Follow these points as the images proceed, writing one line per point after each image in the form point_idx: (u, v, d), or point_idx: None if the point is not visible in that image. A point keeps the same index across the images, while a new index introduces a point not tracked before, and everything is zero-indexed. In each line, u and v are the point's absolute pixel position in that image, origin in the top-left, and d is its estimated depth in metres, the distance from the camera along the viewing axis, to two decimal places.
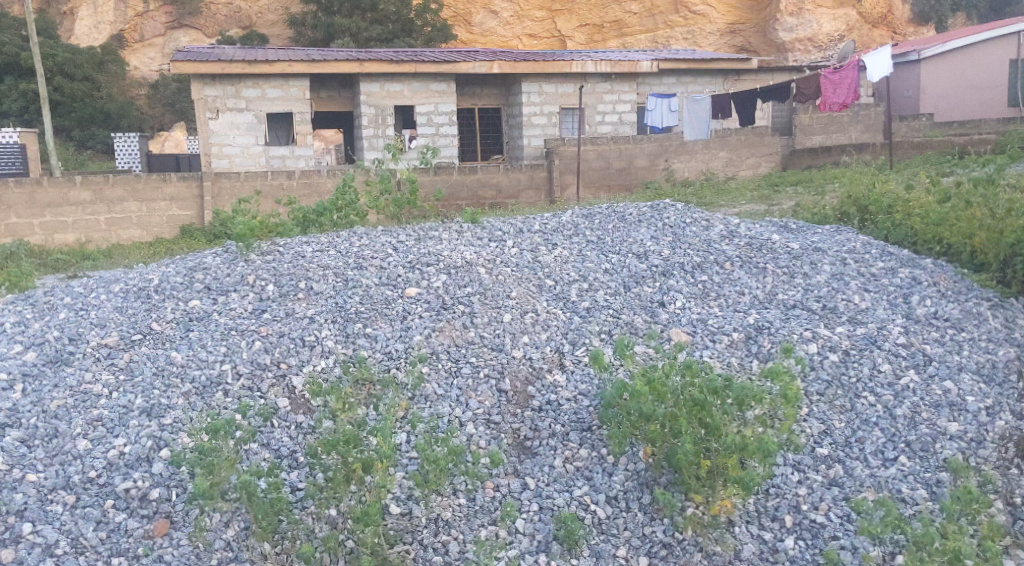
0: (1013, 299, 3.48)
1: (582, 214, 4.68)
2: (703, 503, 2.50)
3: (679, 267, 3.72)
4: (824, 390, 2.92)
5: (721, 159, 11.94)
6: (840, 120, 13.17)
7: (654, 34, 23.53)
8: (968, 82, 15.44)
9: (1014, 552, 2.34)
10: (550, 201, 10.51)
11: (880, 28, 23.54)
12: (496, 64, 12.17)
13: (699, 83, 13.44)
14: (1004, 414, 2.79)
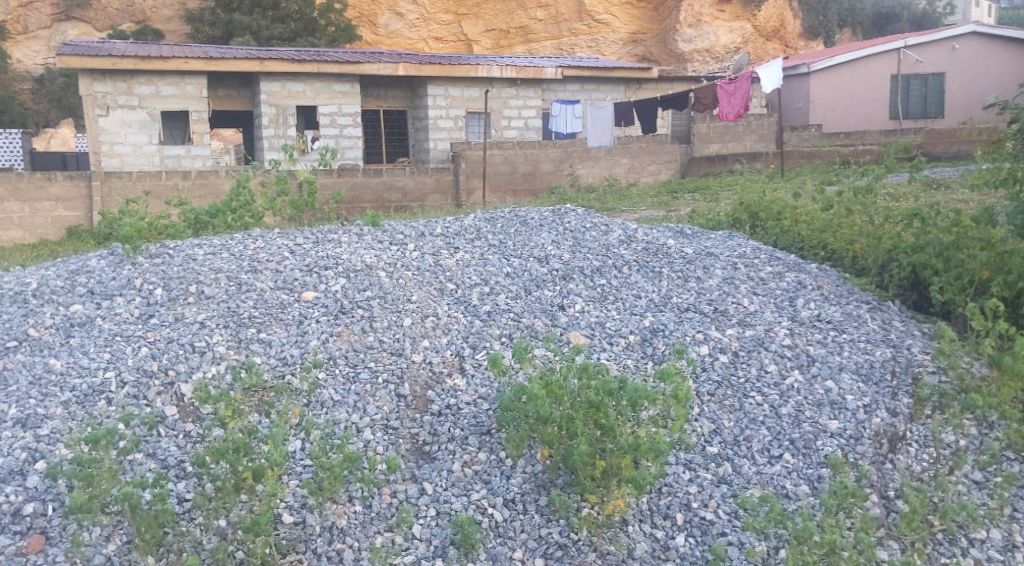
0: (890, 301, 3.63)
1: (485, 218, 4.68)
2: (597, 503, 2.53)
3: (578, 271, 3.78)
4: (715, 390, 3.01)
5: (623, 165, 12.01)
6: (736, 129, 13.38)
7: (559, 42, 24.07)
8: (853, 94, 16.23)
9: (887, 542, 2.46)
10: (455, 205, 10.48)
11: (773, 41, 24.11)
12: (401, 66, 12.14)
13: (601, 91, 13.78)
14: (880, 411, 2.91)
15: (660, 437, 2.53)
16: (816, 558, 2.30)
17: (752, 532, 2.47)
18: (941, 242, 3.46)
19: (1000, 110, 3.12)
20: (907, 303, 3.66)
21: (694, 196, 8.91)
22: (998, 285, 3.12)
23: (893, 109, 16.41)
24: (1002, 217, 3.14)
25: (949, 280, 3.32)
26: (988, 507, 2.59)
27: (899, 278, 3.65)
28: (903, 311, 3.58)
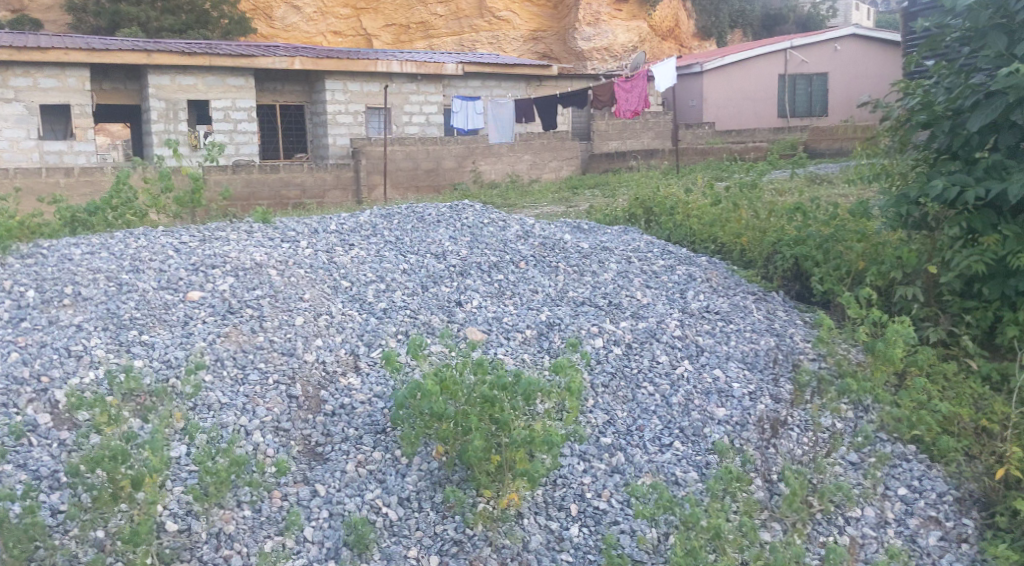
0: (775, 292, 3.75)
1: (381, 214, 4.65)
2: (492, 498, 2.54)
3: (476, 266, 3.78)
4: (608, 382, 3.05)
5: (525, 162, 12.20)
6: (633, 126, 13.93)
7: (461, 38, 24.18)
8: (743, 93, 16.79)
9: (770, 525, 2.55)
10: (356, 202, 10.35)
11: (670, 40, 24.74)
12: (297, 60, 11.98)
13: (503, 88, 13.91)
14: (764, 398, 3.01)
15: (554, 429, 2.56)
16: (703, 543, 2.36)
17: (643, 521, 2.51)
18: (821, 235, 3.67)
19: (873, 108, 3.30)
20: (791, 294, 3.76)
21: (594, 192, 9.03)
22: (872, 275, 3.30)
23: (780, 107, 17.06)
24: (876, 210, 3.31)
25: (829, 271, 3.47)
26: (863, 486, 2.71)
27: (784, 269, 3.77)
28: (787, 301, 3.69)
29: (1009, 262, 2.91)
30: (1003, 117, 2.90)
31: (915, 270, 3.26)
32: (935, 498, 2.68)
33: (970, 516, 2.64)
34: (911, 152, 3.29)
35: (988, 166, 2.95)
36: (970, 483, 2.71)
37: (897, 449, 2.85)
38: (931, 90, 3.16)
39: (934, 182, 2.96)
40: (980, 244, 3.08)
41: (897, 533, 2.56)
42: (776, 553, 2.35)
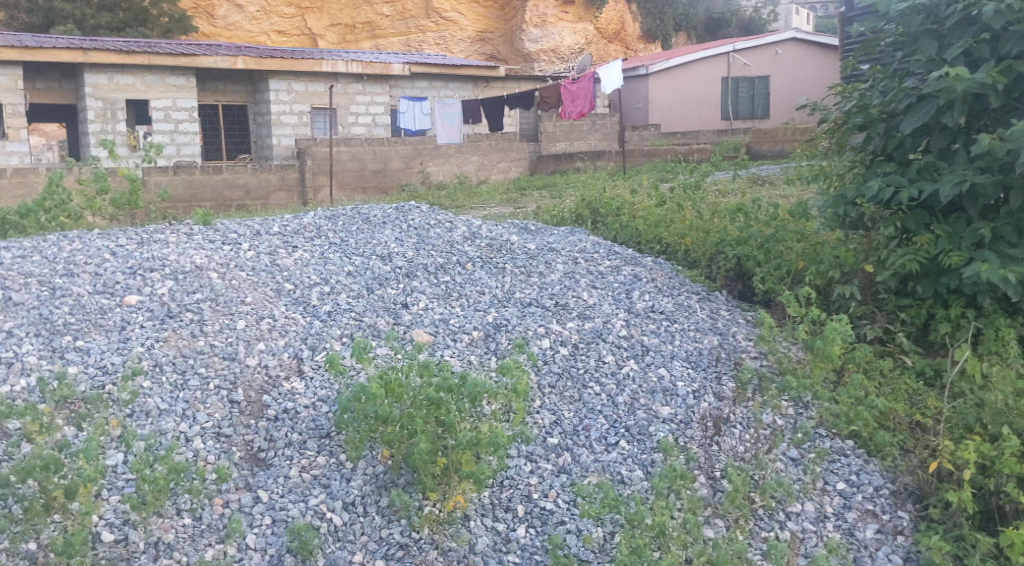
0: (719, 291, 3.80)
1: (325, 216, 4.62)
2: (438, 500, 2.52)
3: (422, 267, 3.76)
4: (555, 382, 3.07)
5: (473, 163, 12.16)
6: (581, 128, 14.16)
7: (407, 38, 24.16)
8: (688, 96, 16.99)
9: (713, 521, 2.58)
10: (301, 204, 10.14)
11: (614, 43, 24.37)
12: (240, 60, 11.83)
13: (450, 89, 13.89)
14: (708, 396, 3.05)
15: (501, 431, 2.56)
16: (648, 540, 2.38)
17: (588, 520, 2.52)
18: (762, 235, 3.73)
19: (811, 111, 3.36)
20: (733, 293, 3.81)
21: (541, 194, 9.07)
22: (811, 274, 3.37)
23: (724, 110, 17.30)
24: (815, 211, 3.38)
25: (770, 270, 3.54)
26: (803, 481, 2.76)
27: (727, 268, 3.82)
28: (730, 300, 3.75)
29: (941, 261, 3.00)
30: (934, 120, 3.00)
31: (852, 269, 3.34)
32: (871, 491, 2.74)
33: (906, 509, 2.71)
34: (848, 153, 3.37)
35: (921, 167, 3.04)
36: (904, 477, 2.80)
37: (836, 445, 2.91)
38: (866, 92, 3.25)
39: (871, 183, 3.02)
40: (913, 243, 3.17)
41: (836, 526, 2.62)
42: (719, 549, 2.38)
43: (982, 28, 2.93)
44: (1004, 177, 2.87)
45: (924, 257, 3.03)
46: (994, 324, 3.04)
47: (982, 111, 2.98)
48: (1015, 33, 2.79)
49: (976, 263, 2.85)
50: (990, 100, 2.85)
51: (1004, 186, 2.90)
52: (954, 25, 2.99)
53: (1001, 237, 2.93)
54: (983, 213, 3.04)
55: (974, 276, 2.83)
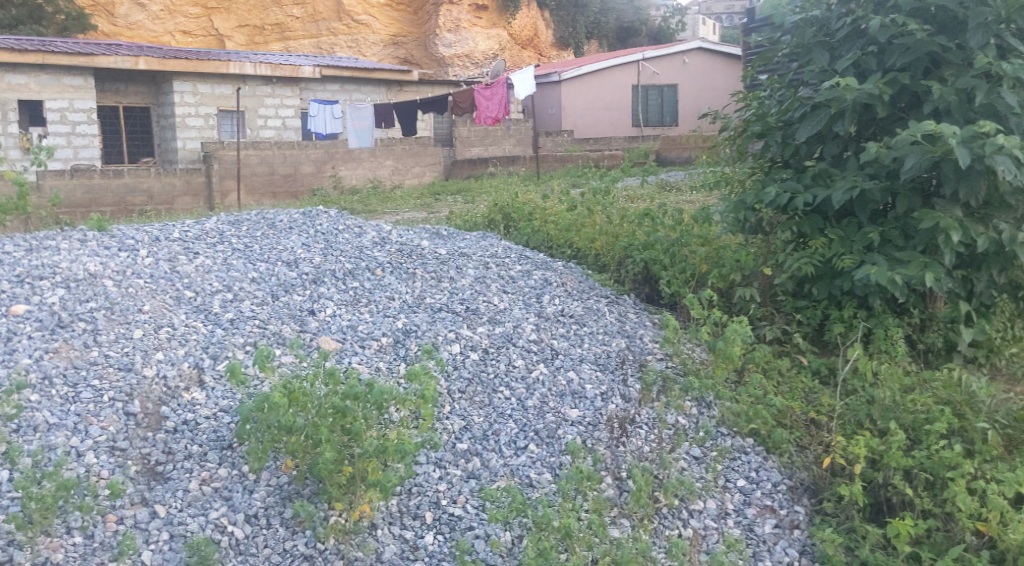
0: (627, 295, 3.87)
1: (229, 221, 4.55)
2: (344, 510, 2.47)
3: (329, 273, 3.73)
4: (465, 388, 3.06)
5: (387, 168, 12.08)
6: (495, 133, 14.32)
7: (318, 40, 23.95)
8: (600, 102, 17.23)
9: (619, 521, 2.62)
10: (207, 209, 9.90)
11: (529, 49, 24.48)
12: (141, 60, 11.36)
13: (362, 92, 13.73)
14: (615, 398, 3.10)
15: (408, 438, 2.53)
16: (555, 543, 2.40)
17: (496, 524, 2.52)
18: (667, 240, 3.86)
19: (713, 119, 3.47)
20: (641, 296, 3.89)
21: (455, 198, 9.09)
22: (714, 278, 3.47)
23: (636, 117, 17.59)
24: (717, 215, 3.49)
25: (675, 274, 3.64)
26: (705, 479, 2.83)
27: (634, 271, 3.90)
28: (638, 304, 3.82)
29: (834, 263, 3.12)
30: (827, 128, 3.12)
31: (752, 272, 3.46)
32: (770, 487, 2.84)
33: (801, 504, 2.81)
34: (748, 160, 3.50)
35: (814, 174, 3.16)
36: (801, 472, 2.89)
37: (736, 443, 2.99)
38: (764, 101, 3.38)
39: (768, 190, 3.13)
40: (809, 247, 3.29)
41: (736, 522, 2.70)
42: (623, 549, 2.41)
43: (869, 41, 3.06)
44: (890, 183, 3.02)
45: (819, 260, 3.15)
46: (883, 324, 3.18)
47: (869, 120, 3.13)
48: (897, 47, 2.92)
49: (866, 265, 2.96)
50: (876, 110, 2.99)
51: (891, 191, 3.05)
52: (844, 39, 3.11)
53: (888, 241, 3.07)
54: (872, 219, 3.19)
55: (865, 278, 2.95)
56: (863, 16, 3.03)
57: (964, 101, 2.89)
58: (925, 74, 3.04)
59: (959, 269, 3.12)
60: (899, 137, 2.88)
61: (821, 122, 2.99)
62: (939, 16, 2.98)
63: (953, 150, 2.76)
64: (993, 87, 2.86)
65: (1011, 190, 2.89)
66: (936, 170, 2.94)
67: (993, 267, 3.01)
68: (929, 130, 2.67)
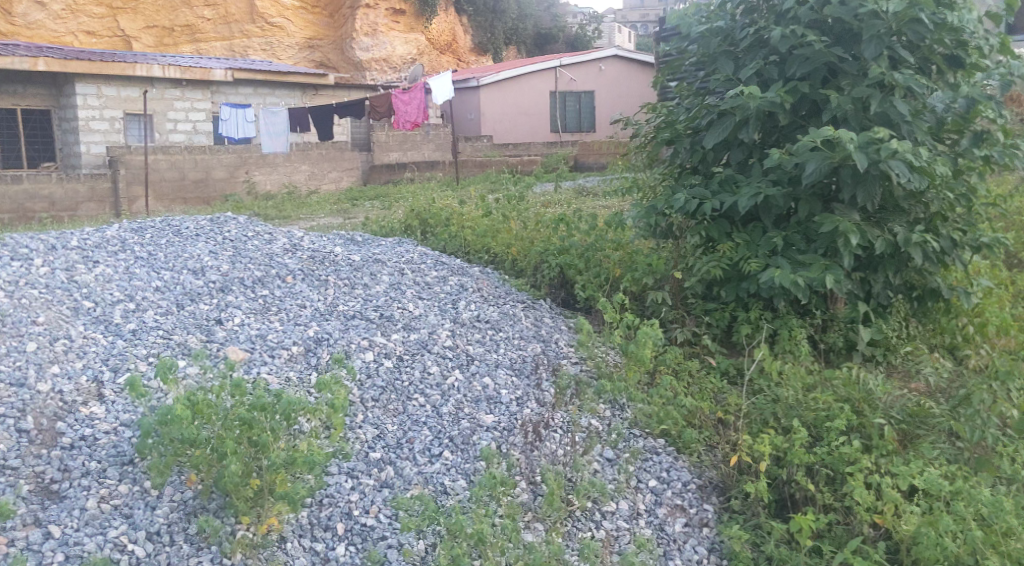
0: (543, 299, 3.91)
1: (131, 229, 4.44)
2: (252, 523, 2.38)
3: (238, 282, 3.67)
4: (379, 395, 3.03)
5: (303, 173, 11.74)
6: (415, 138, 13.88)
7: (230, 43, 22.67)
8: (518, 107, 17.19)
9: (533, 525, 2.63)
10: (113, 215, 9.52)
11: (448, 55, 23.78)
12: (40, 60, 10.56)
13: (276, 96, 13.61)
14: (530, 402, 3.12)
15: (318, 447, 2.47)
16: (467, 549, 2.40)
17: (410, 533, 2.47)
18: (582, 245, 3.92)
19: (625, 125, 3.53)
20: (557, 300, 3.94)
21: (372, 203, 9.00)
22: (627, 282, 3.54)
23: (553, 123, 17.66)
24: (629, 220, 3.55)
25: (590, 278, 3.70)
26: (617, 481, 2.86)
27: (549, 276, 3.95)
28: (553, 308, 3.86)
29: (741, 266, 3.21)
30: (733, 135, 3.21)
31: (663, 275, 3.54)
32: (680, 486, 2.88)
33: (710, 502, 2.87)
34: (659, 166, 3.59)
35: (721, 180, 3.25)
36: (710, 471, 2.95)
37: (648, 444, 3.04)
38: (674, 108, 3.47)
39: (677, 195, 3.21)
40: (717, 251, 3.38)
41: (648, 522, 2.74)
42: (536, 552, 2.41)
43: (771, 51, 3.16)
44: (793, 189, 3.12)
45: (726, 263, 3.24)
46: (788, 325, 3.30)
47: (773, 127, 3.23)
48: (797, 57, 3.01)
49: (770, 268, 3.06)
50: (779, 118, 3.09)
51: (793, 197, 3.15)
52: (748, 48, 3.21)
53: (791, 245, 3.18)
54: (777, 223, 3.30)
55: (770, 281, 3.04)
56: (765, 27, 3.14)
57: (861, 110, 3.01)
58: (824, 84, 3.15)
59: (857, 270, 3.25)
60: (801, 143, 2.97)
61: (726, 129, 3.07)
62: (836, 28, 3.09)
63: (850, 156, 2.86)
64: (887, 96, 2.99)
65: (903, 195, 3.03)
66: (835, 176, 3.05)
67: (888, 268, 3.17)
68: (827, 136, 2.78)
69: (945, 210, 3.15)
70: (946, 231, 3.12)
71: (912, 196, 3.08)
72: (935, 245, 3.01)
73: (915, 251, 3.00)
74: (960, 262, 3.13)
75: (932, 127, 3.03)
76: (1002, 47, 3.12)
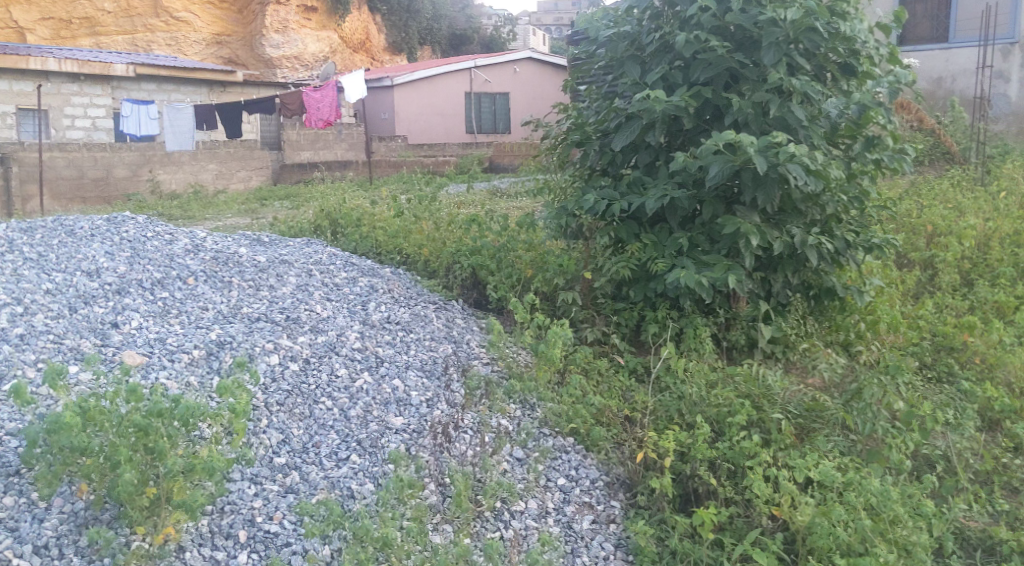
0: (455, 300, 3.94)
1: (19, 230, 4.26)
2: (147, 534, 2.25)
3: (136, 284, 3.56)
4: (284, 400, 2.96)
5: (210, 172, 11.44)
6: (326, 137, 13.66)
7: (133, 37, 21.70)
8: (434, 109, 17.04)
9: (442, 527, 2.59)
10: (5, 215, 9.04)
11: (360, 53, 23.55)
12: None
13: (182, 92, 13.16)
14: (440, 404, 3.11)
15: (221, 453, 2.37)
16: (372, 553, 2.34)
17: (315, 538, 2.39)
18: (494, 245, 3.96)
19: (535, 127, 3.59)
20: (469, 301, 3.96)
21: (283, 203, 8.87)
22: (538, 282, 3.59)
23: (468, 124, 17.66)
24: (540, 221, 3.61)
25: (502, 279, 3.74)
26: (526, 481, 2.87)
27: (461, 276, 3.98)
28: (465, 309, 3.89)
29: (649, 267, 3.29)
30: (640, 138, 3.29)
31: (574, 276, 3.59)
32: (588, 484, 2.92)
33: (618, 498, 2.91)
34: (569, 169, 3.67)
35: (629, 182, 3.33)
36: (617, 468, 2.99)
37: (557, 443, 3.06)
38: (582, 112, 3.55)
39: (587, 197, 3.27)
40: (625, 251, 3.46)
41: (555, 521, 2.74)
42: (441, 554, 2.37)
43: (675, 56, 3.23)
44: (697, 191, 3.20)
45: (635, 264, 3.31)
46: (692, 323, 3.39)
47: (678, 131, 3.31)
48: (702, 62, 3.09)
49: (676, 268, 3.13)
50: (684, 122, 3.17)
51: (698, 199, 3.23)
52: (654, 53, 3.29)
53: (696, 246, 3.26)
54: (682, 224, 3.38)
55: (675, 281, 3.11)
56: (670, 32, 3.22)
57: (761, 114, 3.10)
58: (726, 88, 3.23)
59: (758, 270, 3.39)
60: (704, 146, 3.05)
61: (634, 132, 3.13)
62: (737, 35, 3.17)
63: (751, 160, 2.94)
64: (784, 102, 3.09)
65: (801, 197, 3.15)
66: (736, 179, 3.14)
67: (787, 268, 3.33)
68: (730, 139, 2.84)
69: (840, 212, 3.29)
70: (839, 233, 3.27)
71: (809, 198, 3.20)
72: (829, 245, 3.14)
73: (810, 252, 3.13)
74: (853, 262, 3.28)
75: (828, 132, 3.16)
76: (891, 57, 3.27)
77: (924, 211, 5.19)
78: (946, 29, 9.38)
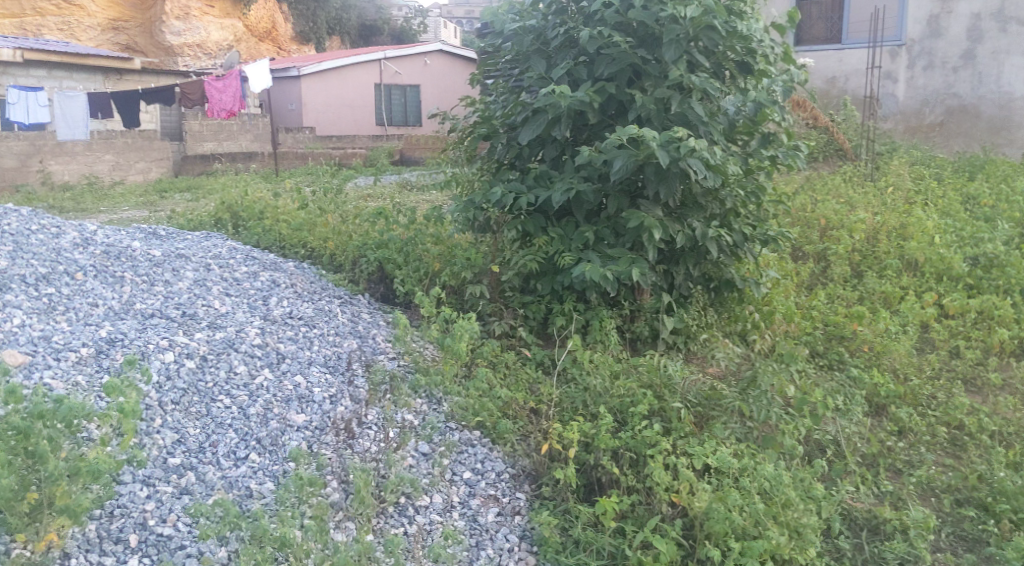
0: (361, 294, 3.90)
1: None
2: (28, 540, 2.12)
3: (18, 279, 3.39)
4: (179, 398, 2.87)
5: (106, 163, 10.86)
6: (230, 127, 13.27)
7: (21, 20, 20.12)
8: (343, 100, 16.84)
9: (344, 525, 2.53)
10: None
11: (266, 42, 22.98)
12: None
13: (75, 79, 12.53)
14: (344, 400, 3.07)
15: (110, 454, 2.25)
16: (271, 553, 2.27)
17: (210, 540, 2.29)
18: (401, 239, 3.99)
19: (442, 120, 3.65)
20: (376, 295, 3.94)
21: (184, 195, 8.62)
22: (446, 276, 3.60)
23: (378, 116, 17.46)
24: (448, 215, 3.63)
25: (409, 272, 3.76)
26: (431, 475, 2.85)
27: (369, 269, 3.97)
28: (372, 303, 3.87)
29: (556, 260, 3.34)
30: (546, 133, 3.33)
31: (482, 269, 3.60)
32: (494, 477, 2.91)
33: (523, 490, 2.91)
34: (477, 162, 3.68)
35: (536, 175, 3.36)
36: (523, 460, 3.00)
37: (463, 436, 3.05)
38: (488, 107, 3.59)
39: (494, 190, 3.32)
40: (532, 245, 3.49)
41: (460, 514, 2.73)
42: (342, 552, 2.30)
43: (580, 52, 3.29)
44: (602, 185, 3.25)
45: (542, 257, 3.36)
46: (598, 316, 3.46)
47: (583, 126, 3.36)
48: (605, 57, 3.14)
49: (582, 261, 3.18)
50: (589, 117, 3.20)
51: (603, 193, 3.29)
52: (559, 48, 3.34)
53: (601, 239, 3.33)
54: (588, 218, 3.44)
55: (581, 274, 3.15)
56: (574, 27, 3.25)
57: (663, 110, 3.15)
58: (630, 84, 3.29)
59: (661, 263, 3.48)
60: (608, 141, 3.09)
61: (540, 127, 3.15)
62: (640, 32, 3.23)
63: (654, 154, 2.97)
64: (685, 98, 3.16)
65: (700, 191, 3.24)
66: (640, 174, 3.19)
67: (688, 261, 3.44)
68: (633, 133, 2.88)
69: (738, 206, 3.39)
70: (737, 226, 3.37)
71: (708, 193, 3.30)
72: (727, 238, 3.24)
73: (710, 245, 3.22)
74: (750, 255, 3.40)
75: (727, 128, 3.25)
76: (785, 56, 3.39)
77: (817, 205, 5.39)
78: (839, 29, 9.19)
